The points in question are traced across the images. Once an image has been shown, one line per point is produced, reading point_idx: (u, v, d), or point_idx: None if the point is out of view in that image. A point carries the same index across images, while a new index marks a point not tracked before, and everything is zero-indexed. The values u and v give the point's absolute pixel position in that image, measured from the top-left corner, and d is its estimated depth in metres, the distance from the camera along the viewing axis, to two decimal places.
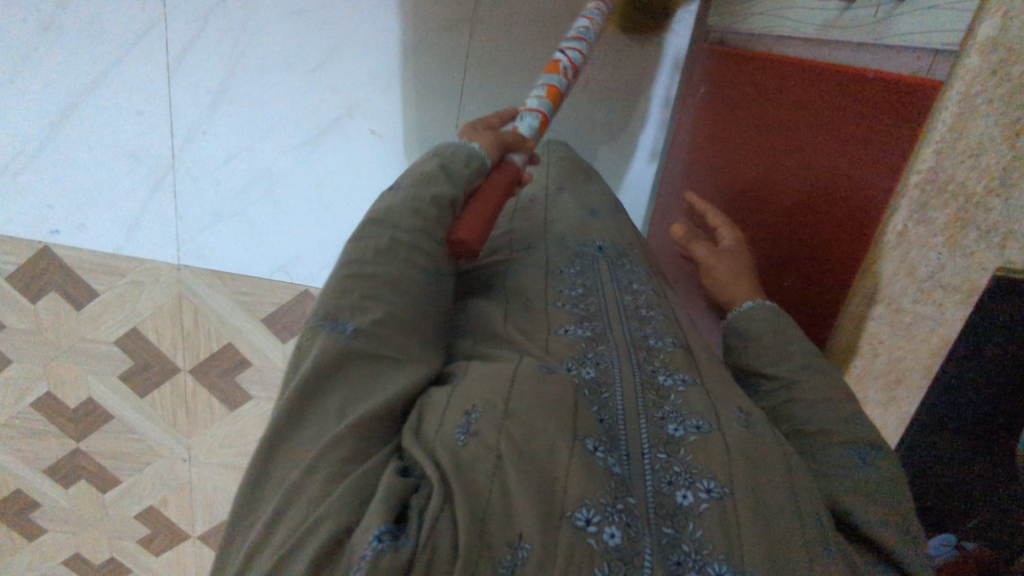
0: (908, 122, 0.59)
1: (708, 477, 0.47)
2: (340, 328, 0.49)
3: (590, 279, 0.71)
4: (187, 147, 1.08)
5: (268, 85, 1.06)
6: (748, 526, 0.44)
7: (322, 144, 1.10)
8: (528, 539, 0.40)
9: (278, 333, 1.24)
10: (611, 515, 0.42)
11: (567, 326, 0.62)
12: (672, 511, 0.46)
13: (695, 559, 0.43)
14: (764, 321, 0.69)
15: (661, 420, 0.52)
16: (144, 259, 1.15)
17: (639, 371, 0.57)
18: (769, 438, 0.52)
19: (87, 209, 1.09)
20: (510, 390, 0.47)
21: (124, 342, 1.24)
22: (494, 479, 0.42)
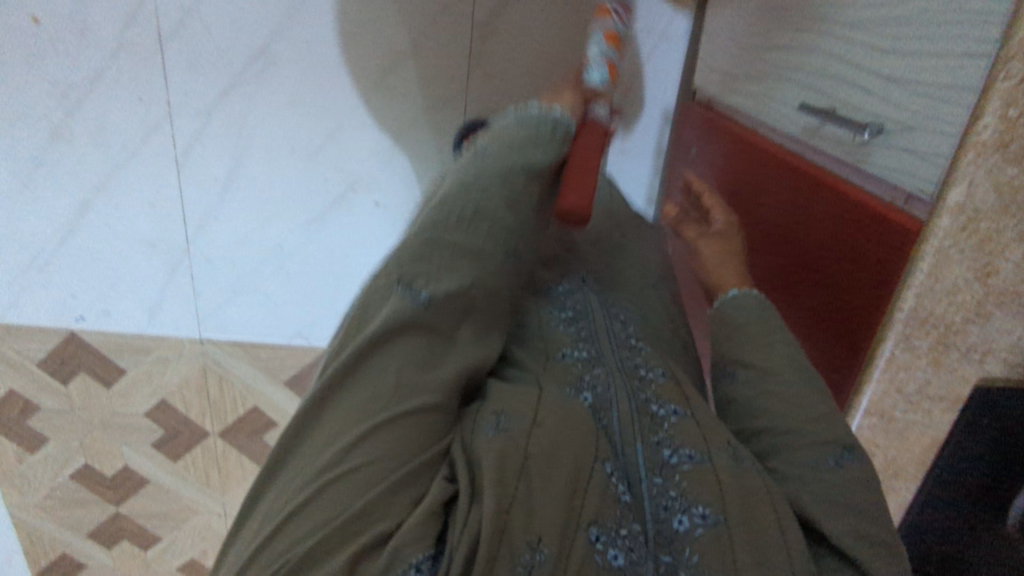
0: (894, 255, 0.59)
1: (701, 504, 0.49)
2: (415, 296, 0.52)
3: (580, 301, 0.71)
4: (201, 233, 1.12)
5: (273, 171, 1.10)
6: (738, 551, 0.47)
7: (329, 220, 1.16)
8: (546, 547, 0.43)
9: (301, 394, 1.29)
10: (619, 539, 0.46)
11: (566, 349, 0.63)
12: (669, 537, 0.49)
13: (683, 574, 0.46)
14: (750, 308, 0.63)
15: (657, 442, 0.55)
16: (168, 336, 1.20)
17: (634, 399, 0.58)
18: (755, 472, 0.52)
19: (110, 296, 1.14)
20: (538, 411, 0.51)
21: (155, 413, 1.27)
22: (518, 504, 0.44)
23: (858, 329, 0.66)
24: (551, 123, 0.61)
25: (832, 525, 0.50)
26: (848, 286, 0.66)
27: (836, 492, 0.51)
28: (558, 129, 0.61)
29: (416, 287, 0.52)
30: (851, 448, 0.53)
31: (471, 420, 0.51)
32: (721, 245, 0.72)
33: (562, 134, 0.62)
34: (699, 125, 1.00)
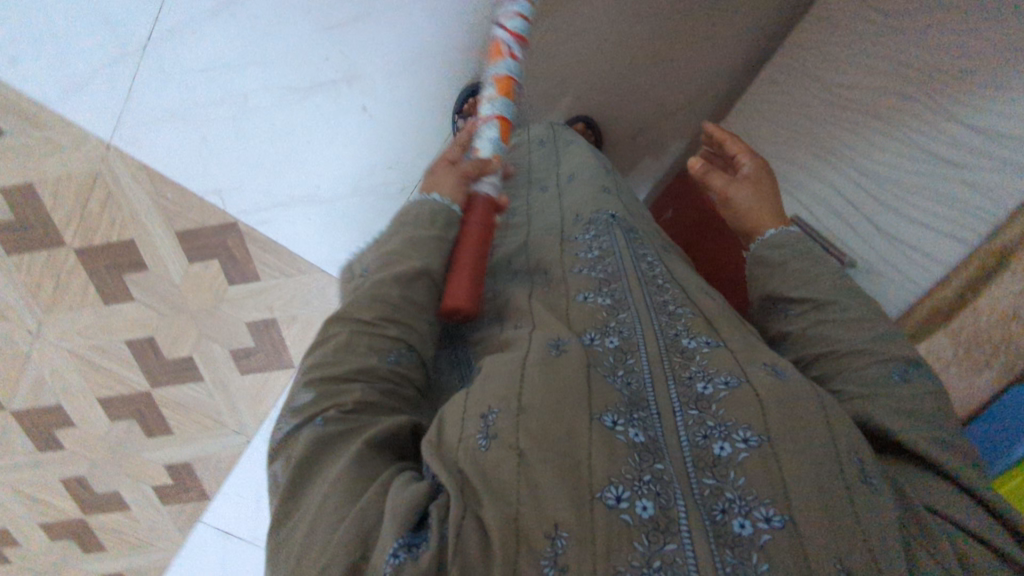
0: None
1: (743, 426, 0.45)
2: (317, 423, 0.49)
3: (604, 241, 0.68)
4: (165, 41, 1.02)
5: (275, 18, 1.03)
6: (791, 466, 0.43)
7: (309, 96, 1.10)
8: (564, 529, 0.39)
9: (190, 251, 1.17)
10: (642, 489, 0.41)
11: (586, 291, 0.61)
12: (712, 462, 0.44)
13: (740, 505, 0.41)
14: (791, 245, 0.64)
15: (688, 380, 0.51)
16: (73, 124, 1.05)
17: (662, 335, 0.55)
18: (801, 384, 0.49)
19: (29, 50, 0.98)
20: (523, 382, 0.46)
21: (13, 192, 1.09)
22: (522, 480, 0.41)
23: None
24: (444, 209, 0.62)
25: (915, 437, 0.50)
26: None
27: (910, 402, 0.53)
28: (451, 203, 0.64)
29: (323, 413, 0.49)
30: (915, 361, 0.55)
31: (455, 406, 0.47)
32: (754, 190, 0.69)
33: (445, 224, 0.62)
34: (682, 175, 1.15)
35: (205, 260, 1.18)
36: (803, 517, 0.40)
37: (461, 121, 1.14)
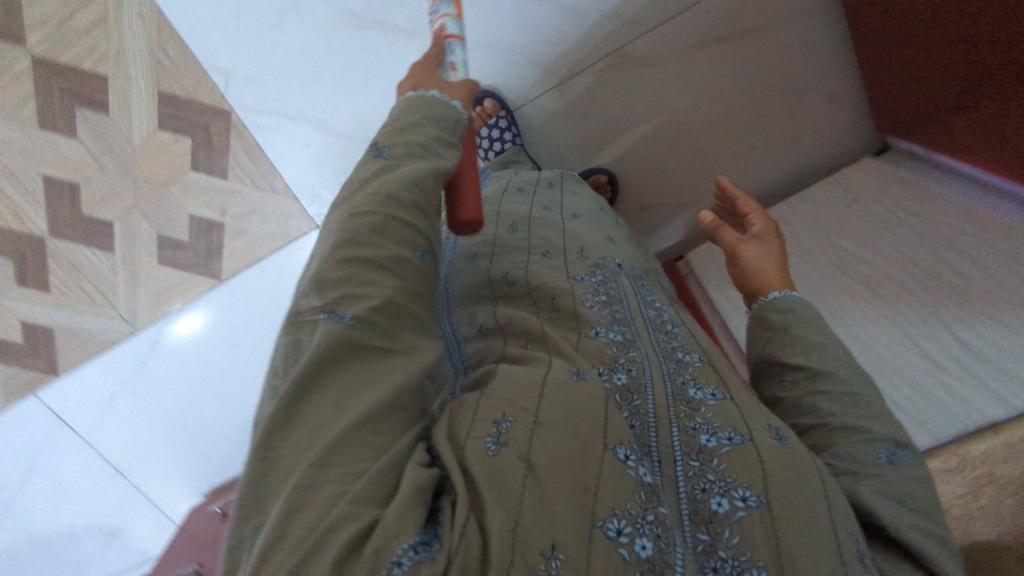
0: None
1: (744, 485, 0.43)
2: (341, 316, 0.41)
3: (613, 287, 0.67)
4: None
5: None
6: (790, 534, 0.40)
7: (361, 26, 1.03)
8: (562, 550, 0.36)
9: (164, 116, 1.06)
10: (644, 528, 0.39)
11: (597, 325, 0.58)
12: (708, 518, 0.43)
13: (733, 565, 0.40)
14: (796, 306, 0.63)
15: (692, 429, 0.48)
16: None
17: (670, 382, 0.53)
18: (804, 454, 0.47)
19: None
20: (542, 391, 0.46)
21: None
22: (527, 492, 0.39)
23: None
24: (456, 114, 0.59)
25: (894, 520, 0.45)
26: None
27: (901, 486, 0.48)
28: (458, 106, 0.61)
29: (342, 308, 0.42)
30: (907, 446, 0.51)
31: (469, 406, 0.46)
32: (776, 258, 0.71)
33: (445, 142, 0.56)
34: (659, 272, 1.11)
35: (175, 133, 1.07)
36: None
37: (491, 126, 1.10)
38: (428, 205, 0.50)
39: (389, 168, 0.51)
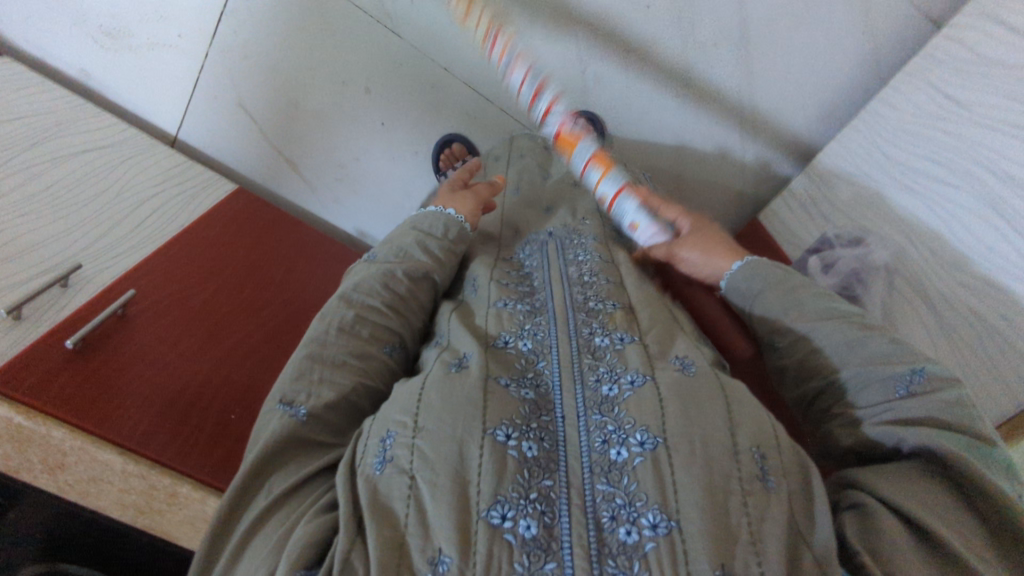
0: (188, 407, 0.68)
1: (641, 428, 0.42)
2: (294, 412, 0.48)
3: (539, 260, 0.68)
4: None
5: None
6: (680, 469, 0.39)
7: None
8: (448, 553, 0.37)
9: None
10: (528, 507, 0.39)
11: (505, 300, 0.60)
12: (608, 466, 0.42)
13: (629, 509, 0.39)
14: (753, 280, 0.61)
15: (594, 383, 0.49)
16: None
17: (575, 336, 0.54)
18: (710, 378, 0.47)
19: None
20: (419, 392, 0.47)
21: None
22: (410, 510, 0.40)
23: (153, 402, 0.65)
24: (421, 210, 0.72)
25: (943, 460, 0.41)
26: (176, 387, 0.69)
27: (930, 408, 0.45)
28: (452, 240, 0.69)
29: (299, 402, 0.49)
30: (922, 369, 0.47)
31: (366, 437, 0.46)
32: (701, 247, 0.67)
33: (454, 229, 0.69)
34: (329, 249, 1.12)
35: None
36: (686, 511, 0.37)
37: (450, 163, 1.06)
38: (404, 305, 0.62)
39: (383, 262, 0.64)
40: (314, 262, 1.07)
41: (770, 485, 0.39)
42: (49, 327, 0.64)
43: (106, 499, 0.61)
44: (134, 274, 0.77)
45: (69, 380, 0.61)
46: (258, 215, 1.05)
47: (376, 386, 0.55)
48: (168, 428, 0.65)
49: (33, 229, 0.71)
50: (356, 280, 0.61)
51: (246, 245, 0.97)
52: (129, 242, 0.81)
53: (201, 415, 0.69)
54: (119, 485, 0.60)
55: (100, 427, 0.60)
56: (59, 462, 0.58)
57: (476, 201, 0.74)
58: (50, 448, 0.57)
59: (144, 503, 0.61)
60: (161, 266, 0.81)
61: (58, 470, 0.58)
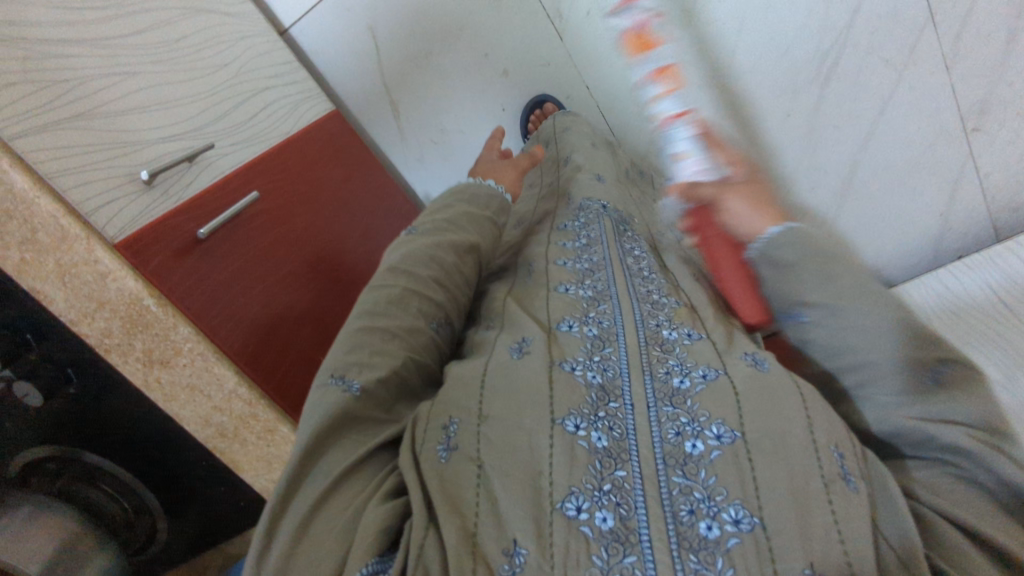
0: (267, 348, 0.73)
1: (716, 421, 0.40)
2: (349, 386, 0.44)
3: (595, 230, 0.62)
4: None
5: None
6: (762, 470, 0.37)
7: None
8: (524, 544, 0.35)
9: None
10: (603, 499, 0.37)
11: (566, 284, 0.55)
12: (683, 459, 0.39)
13: (708, 504, 0.36)
14: (790, 249, 0.48)
15: (664, 375, 0.44)
16: None
17: (642, 326, 0.48)
18: (780, 374, 0.44)
19: None
20: (482, 377, 0.45)
21: None
22: (480, 499, 0.37)
23: (246, 334, 0.70)
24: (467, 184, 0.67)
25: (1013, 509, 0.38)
26: (264, 321, 0.73)
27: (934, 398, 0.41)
28: (495, 210, 0.66)
29: (352, 377, 0.45)
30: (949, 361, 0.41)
31: (426, 417, 0.43)
32: (751, 198, 0.54)
33: (496, 210, 0.66)
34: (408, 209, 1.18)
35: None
36: (772, 512, 0.36)
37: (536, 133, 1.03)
38: (449, 277, 0.57)
39: (428, 233, 0.59)
40: (380, 209, 1.10)
41: (852, 486, 0.37)
42: (167, 213, 0.64)
43: (190, 408, 0.68)
44: (245, 171, 0.78)
45: (181, 284, 0.63)
46: (349, 142, 1.05)
47: (427, 360, 0.52)
48: (246, 358, 0.69)
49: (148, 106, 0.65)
50: (401, 253, 0.57)
51: (333, 171, 0.98)
52: (241, 132, 0.80)
53: (271, 352, 0.73)
54: (212, 398, 0.68)
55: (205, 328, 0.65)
56: (166, 357, 0.63)
57: (517, 169, 0.72)
58: (167, 341, 0.63)
59: (224, 424, 0.71)
60: (264, 176, 0.82)
61: (159, 366, 0.64)
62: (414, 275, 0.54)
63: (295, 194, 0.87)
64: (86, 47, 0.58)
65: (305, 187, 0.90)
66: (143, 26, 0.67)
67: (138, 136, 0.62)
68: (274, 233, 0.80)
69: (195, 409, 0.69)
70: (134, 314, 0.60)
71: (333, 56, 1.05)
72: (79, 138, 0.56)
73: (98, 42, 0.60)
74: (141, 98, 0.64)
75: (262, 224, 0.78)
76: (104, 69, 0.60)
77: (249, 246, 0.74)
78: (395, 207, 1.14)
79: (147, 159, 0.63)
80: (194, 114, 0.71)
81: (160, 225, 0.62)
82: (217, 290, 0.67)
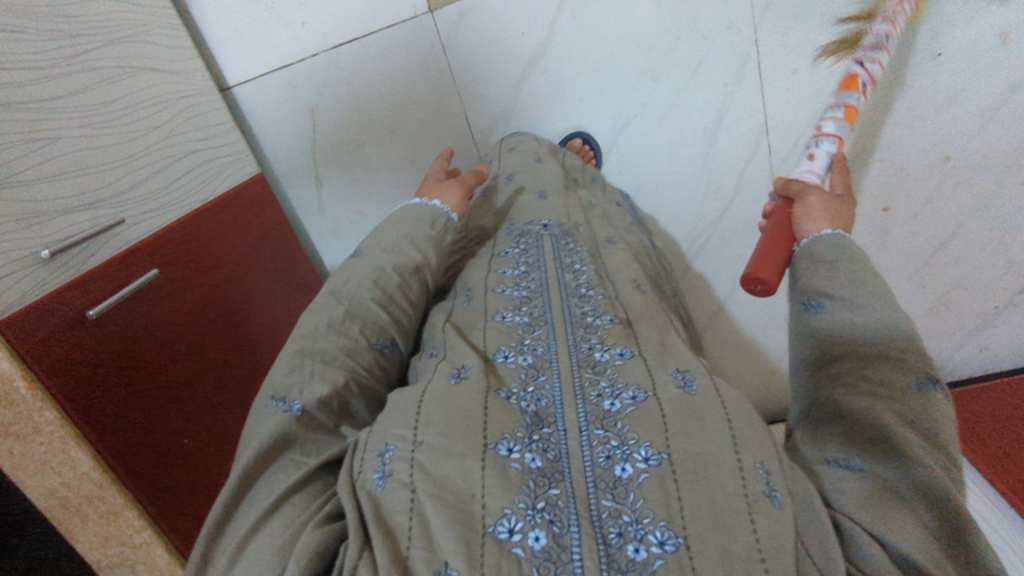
0: (151, 433, 0.70)
1: (643, 445, 0.41)
2: (289, 407, 0.45)
3: (533, 256, 0.65)
4: None
5: None
6: (686, 492, 0.39)
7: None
8: (454, 566, 0.35)
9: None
10: (536, 518, 0.38)
11: (505, 311, 0.57)
12: (612, 483, 0.40)
13: (636, 527, 0.38)
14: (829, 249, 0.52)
15: (596, 397, 0.46)
16: None
17: (575, 351, 0.50)
18: (707, 394, 0.46)
19: None
20: (418, 402, 0.45)
21: None
22: (413, 523, 0.37)
23: (129, 419, 0.67)
24: (411, 204, 0.67)
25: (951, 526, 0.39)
26: (153, 402, 0.71)
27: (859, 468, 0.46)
28: (440, 229, 0.65)
29: (293, 397, 0.46)
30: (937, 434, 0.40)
31: (364, 445, 0.43)
32: (829, 205, 0.57)
33: (443, 229, 0.66)
34: (310, 280, 1.20)
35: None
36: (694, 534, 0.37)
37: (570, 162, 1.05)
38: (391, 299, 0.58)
39: (373, 256, 0.60)
40: (285, 280, 1.10)
41: (777, 502, 0.38)
42: (49, 291, 0.61)
43: (39, 482, 0.63)
44: (150, 246, 0.76)
45: (65, 364, 0.61)
46: (264, 214, 1.06)
47: (369, 384, 0.52)
48: (126, 445, 0.66)
49: (59, 165, 0.64)
50: (345, 276, 0.57)
51: (243, 241, 0.98)
52: (153, 199, 0.79)
53: (155, 437, 0.71)
54: (66, 478, 0.63)
55: (73, 407, 0.61)
56: (24, 434, 0.59)
57: (463, 185, 0.71)
58: (31, 420, 0.59)
59: (76, 505, 0.65)
60: (174, 246, 0.81)
61: (17, 441, 0.59)
62: (356, 298, 0.55)
63: (204, 268, 0.86)
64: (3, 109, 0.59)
65: (216, 260, 0.90)
66: (73, 90, 0.68)
67: (48, 206, 0.62)
68: (175, 311, 0.79)
69: (44, 481, 0.63)
70: (1, 393, 0.57)
71: (272, 119, 1.09)
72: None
73: (14, 105, 0.60)
74: (54, 164, 0.64)
75: (162, 300, 0.77)
76: (26, 133, 0.61)
77: (144, 325, 0.73)
78: (297, 276, 1.14)
79: (54, 235, 0.63)
80: (108, 180, 0.71)
81: (43, 304, 0.60)
82: (100, 372, 0.64)
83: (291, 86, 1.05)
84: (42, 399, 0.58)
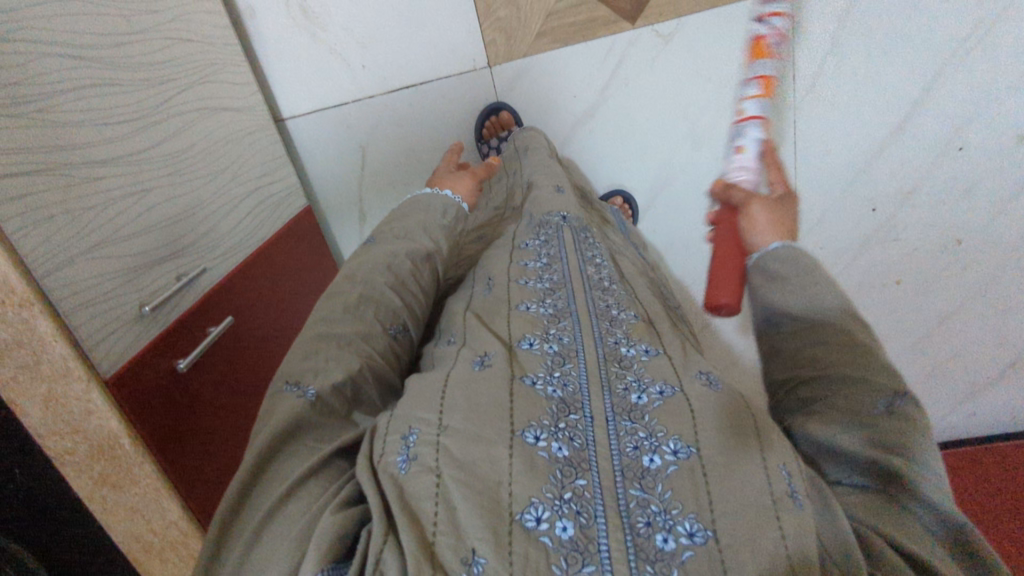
0: (220, 477, 0.71)
1: (673, 437, 0.41)
2: (303, 392, 0.44)
3: (555, 248, 0.65)
4: None
5: None
6: (716, 486, 0.38)
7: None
8: (482, 553, 0.34)
9: None
10: (563, 508, 0.37)
11: (528, 302, 0.56)
12: (640, 474, 0.39)
13: (665, 519, 0.37)
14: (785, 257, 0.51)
15: (622, 390, 0.45)
16: None
17: (602, 344, 0.50)
18: (731, 394, 0.45)
19: None
20: (441, 388, 0.44)
21: None
22: (439, 510, 0.36)
23: (203, 465, 0.68)
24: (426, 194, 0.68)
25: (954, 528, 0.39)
26: (223, 445, 0.72)
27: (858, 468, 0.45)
28: (452, 219, 0.67)
29: (307, 382, 0.45)
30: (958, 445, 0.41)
31: (386, 430, 0.42)
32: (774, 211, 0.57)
33: (455, 218, 0.67)
34: None
35: None
36: (725, 530, 0.36)
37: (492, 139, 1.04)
38: (404, 289, 0.57)
39: (388, 245, 0.59)
40: None
41: (799, 502, 0.37)
42: (148, 342, 0.62)
43: (123, 523, 0.66)
44: (226, 288, 0.77)
45: (156, 417, 0.61)
46: (309, 247, 1.05)
47: (383, 370, 0.51)
48: (200, 490, 0.67)
49: (138, 216, 0.62)
50: (357, 262, 0.57)
51: (293, 271, 0.98)
52: (228, 239, 0.79)
53: (222, 480, 0.72)
54: (149, 522, 0.66)
55: (166, 461, 0.62)
56: (119, 483, 0.61)
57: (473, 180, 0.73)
58: (128, 473, 0.60)
59: (154, 544, 0.68)
60: (244, 286, 0.81)
61: (107, 486, 0.62)
62: (371, 284, 0.55)
63: (266, 307, 0.87)
64: (102, 159, 0.58)
65: (275, 297, 0.90)
66: (156, 138, 0.67)
67: (137, 261, 0.61)
68: (244, 352, 0.79)
69: (130, 525, 0.66)
70: (106, 446, 0.58)
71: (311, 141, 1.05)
72: (95, 268, 0.55)
73: (122, 157, 0.60)
74: (138, 219, 0.62)
75: (234, 343, 0.77)
76: (120, 182, 0.60)
77: (220, 369, 0.73)
78: None
79: (146, 290, 0.62)
80: (190, 224, 0.71)
81: (143, 357, 0.60)
82: (183, 424, 0.65)
83: (339, 114, 1.04)
84: (143, 452, 0.59)
